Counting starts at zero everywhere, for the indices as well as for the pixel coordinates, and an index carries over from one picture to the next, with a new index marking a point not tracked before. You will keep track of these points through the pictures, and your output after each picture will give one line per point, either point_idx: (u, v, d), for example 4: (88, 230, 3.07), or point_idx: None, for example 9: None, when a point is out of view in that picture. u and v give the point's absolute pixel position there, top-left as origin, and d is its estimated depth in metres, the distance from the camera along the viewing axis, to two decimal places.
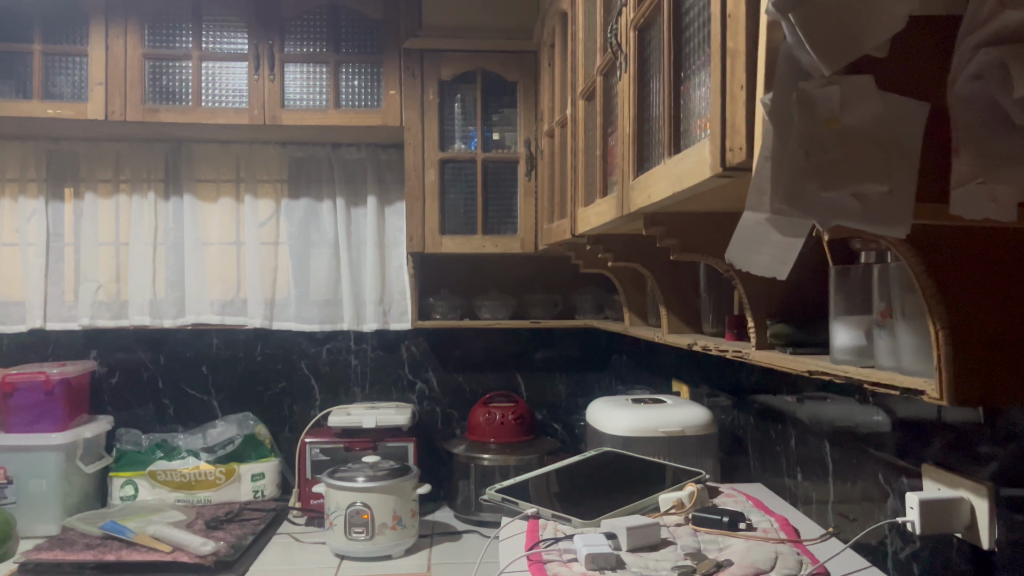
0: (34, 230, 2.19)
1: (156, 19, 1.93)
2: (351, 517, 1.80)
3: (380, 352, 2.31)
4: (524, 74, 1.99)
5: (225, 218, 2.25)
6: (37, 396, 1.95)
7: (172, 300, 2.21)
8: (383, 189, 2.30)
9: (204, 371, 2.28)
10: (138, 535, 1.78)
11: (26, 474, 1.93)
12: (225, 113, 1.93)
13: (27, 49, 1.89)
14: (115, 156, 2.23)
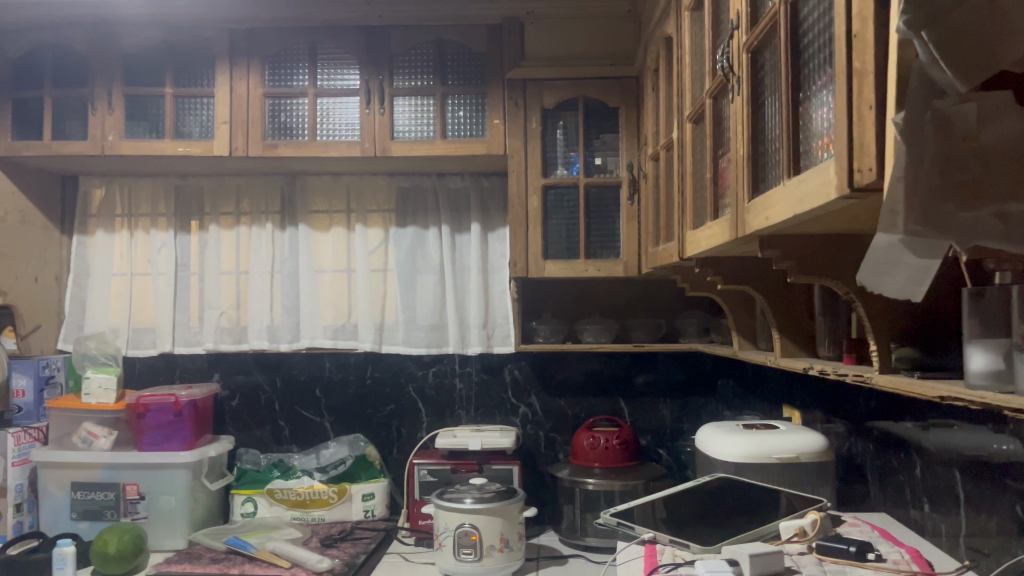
0: (164, 261, 2.34)
1: (275, 60, 2.05)
2: (460, 538, 1.83)
3: (484, 375, 2.34)
4: (626, 98, 1.99)
5: (337, 246, 2.34)
6: (167, 417, 2.06)
7: (288, 325, 2.31)
8: (487, 216, 2.35)
9: (317, 394, 2.36)
10: (259, 551, 1.86)
11: (157, 491, 2.04)
12: (338, 146, 2.02)
13: (160, 93, 2.04)
14: (236, 190, 2.36)
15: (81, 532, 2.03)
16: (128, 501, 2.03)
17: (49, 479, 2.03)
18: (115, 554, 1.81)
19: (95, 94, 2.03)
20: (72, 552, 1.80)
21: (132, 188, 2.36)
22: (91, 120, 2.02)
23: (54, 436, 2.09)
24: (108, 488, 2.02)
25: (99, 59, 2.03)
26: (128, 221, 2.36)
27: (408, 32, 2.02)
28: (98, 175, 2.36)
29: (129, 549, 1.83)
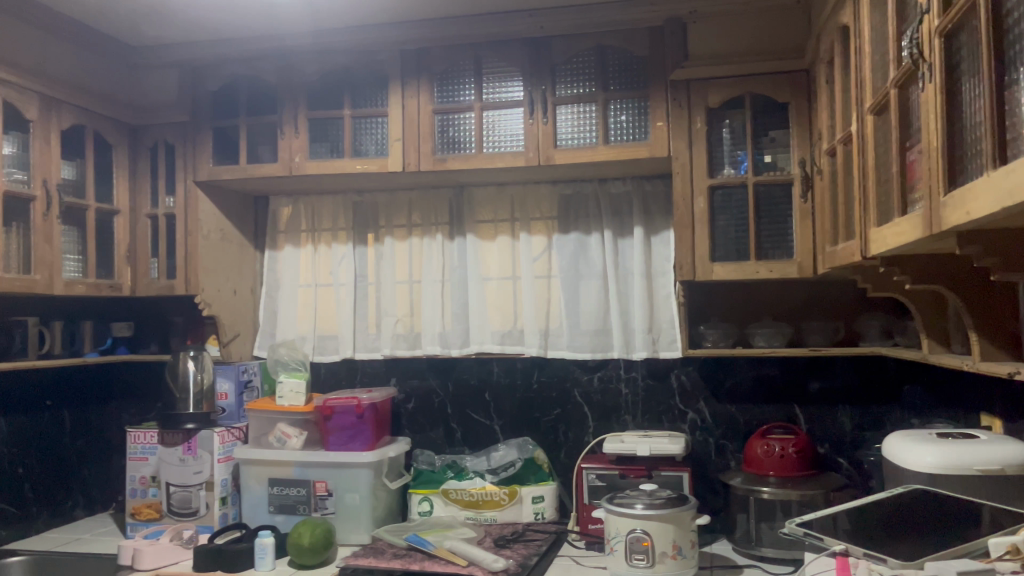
0: (344, 272, 2.50)
1: (443, 78, 2.14)
2: (632, 543, 1.82)
3: (651, 381, 2.31)
4: (796, 92, 1.92)
5: (503, 254, 2.40)
6: (351, 419, 2.19)
7: (459, 331, 2.39)
8: (650, 219, 2.32)
9: (486, 398, 2.42)
10: (437, 548, 1.95)
11: (343, 488, 2.17)
12: (503, 156, 2.07)
13: (339, 115, 2.18)
14: (408, 203, 2.48)
15: (277, 524, 2.19)
16: (318, 497, 2.16)
17: (250, 475, 2.22)
18: (308, 546, 1.94)
19: (283, 119, 2.20)
20: (271, 542, 1.96)
21: (315, 205, 2.54)
22: (280, 143, 2.19)
23: (253, 435, 2.27)
24: (300, 484, 2.16)
25: (285, 87, 2.21)
26: (313, 236, 2.54)
27: (570, 41, 2.05)
28: (285, 195, 2.55)
29: (320, 542, 1.96)
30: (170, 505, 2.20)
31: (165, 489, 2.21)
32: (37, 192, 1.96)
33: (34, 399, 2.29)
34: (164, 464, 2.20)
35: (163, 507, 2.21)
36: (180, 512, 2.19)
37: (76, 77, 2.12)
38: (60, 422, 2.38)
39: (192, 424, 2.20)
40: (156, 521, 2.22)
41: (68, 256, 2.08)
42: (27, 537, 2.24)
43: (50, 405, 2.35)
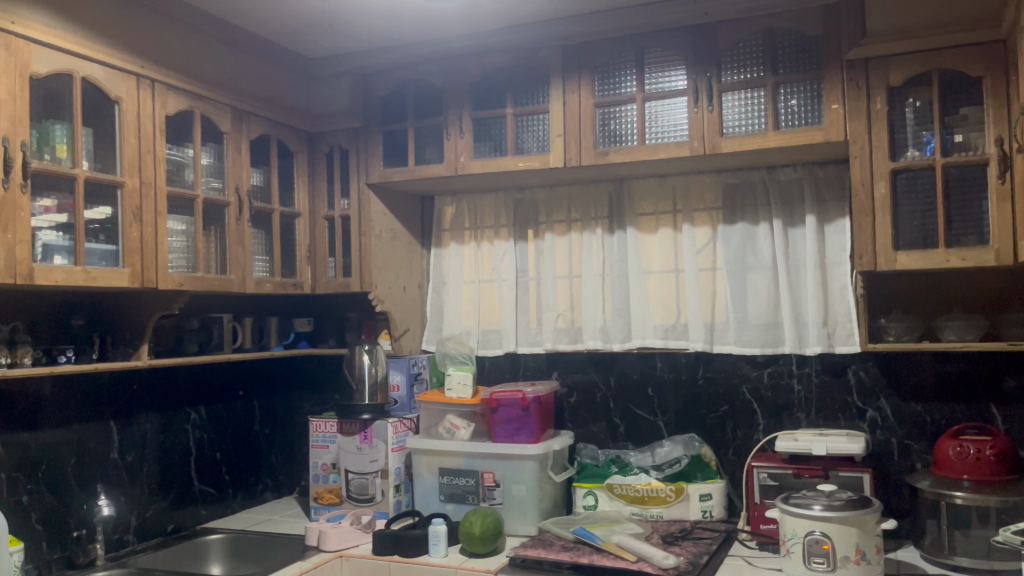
0: (506, 267, 2.54)
1: (604, 71, 2.13)
2: (810, 546, 1.74)
3: (825, 377, 2.19)
4: (992, 67, 1.76)
5: (665, 247, 2.36)
6: (516, 411, 2.23)
7: (620, 326, 2.38)
8: (823, 207, 2.21)
9: (650, 393, 2.36)
10: (605, 542, 1.94)
11: (510, 480, 2.20)
12: (667, 147, 2.03)
13: (502, 113, 2.22)
14: (568, 198, 2.49)
15: (448, 513, 2.26)
16: (486, 487, 2.22)
17: (422, 464, 2.30)
18: (479, 535, 1.99)
19: (449, 120, 2.27)
20: (444, 529, 2.03)
21: (477, 204, 2.60)
22: (446, 144, 2.27)
23: (424, 426, 2.36)
24: (469, 475, 2.22)
25: (451, 89, 2.27)
26: (476, 234, 2.60)
27: (737, 26, 1.98)
28: (450, 195, 2.63)
29: (490, 531, 2.00)
30: (349, 491, 2.32)
31: (345, 475, 2.33)
32: (230, 198, 2.12)
33: (228, 389, 2.48)
34: (343, 452, 2.33)
35: (343, 492, 2.34)
36: (358, 498, 2.31)
37: (262, 90, 2.28)
38: (251, 411, 2.57)
39: (368, 415, 2.32)
40: (337, 506, 2.35)
41: (258, 257, 2.24)
42: (225, 516, 2.44)
43: (242, 395, 2.54)
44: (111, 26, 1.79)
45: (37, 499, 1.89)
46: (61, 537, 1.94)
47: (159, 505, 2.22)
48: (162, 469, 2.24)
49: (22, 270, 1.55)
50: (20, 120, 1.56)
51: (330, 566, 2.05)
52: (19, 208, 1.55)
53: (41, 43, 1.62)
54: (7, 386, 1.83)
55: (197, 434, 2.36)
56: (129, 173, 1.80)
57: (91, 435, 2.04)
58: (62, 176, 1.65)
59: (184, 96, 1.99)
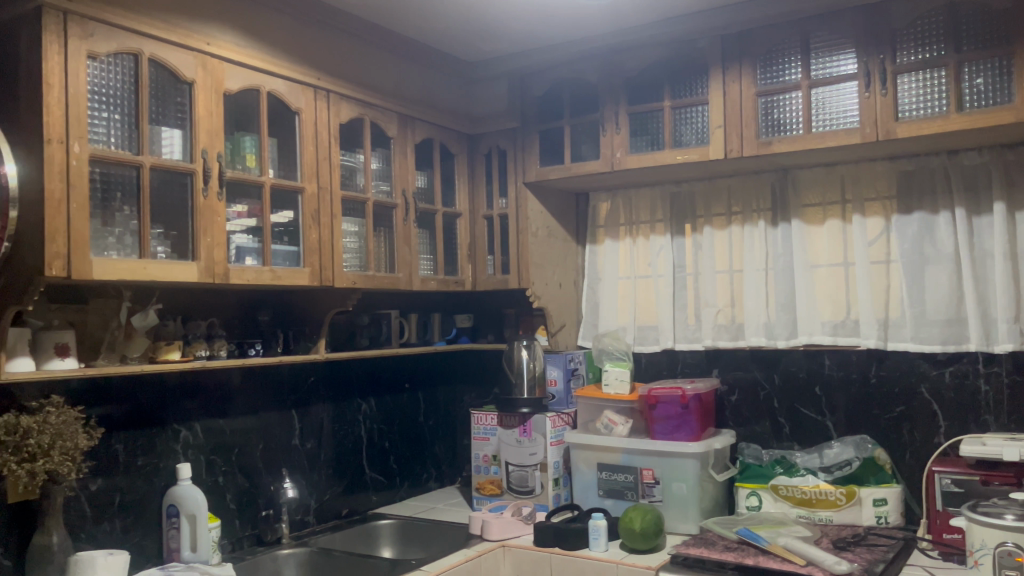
0: (663, 262, 2.52)
1: (766, 58, 2.06)
2: (1001, 558, 1.62)
3: (1019, 377, 2.00)
4: None
5: (834, 239, 2.26)
6: (676, 408, 2.19)
7: (785, 322, 2.30)
8: (1014, 193, 2.03)
9: (818, 392, 2.26)
10: (771, 544, 1.88)
11: (670, 477, 2.18)
12: (836, 135, 1.95)
13: (659, 107, 2.20)
14: (727, 190, 2.43)
15: (608, 508, 2.27)
16: (646, 484, 2.20)
17: (581, 459, 2.32)
18: (640, 532, 1.99)
19: (606, 116, 2.27)
20: (604, 524, 2.04)
21: (633, 199, 2.59)
22: (603, 140, 2.28)
23: (582, 421, 2.38)
24: (628, 471, 2.22)
25: (608, 85, 2.28)
26: (631, 229, 2.59)
27: (915, 2, 1.86)
28: (605, 191, 2.64)
29: (651, 528, 1.99)
30: (510, 483, 2.38)
31: (505, 467, 2.39)
32: (397, 201, 2.22)
33: (395, 382, 2.61)
34: (503, 445, 2.39)
35: (504, 484, 2.39)
36: (519, 490, 2.36)
37: (425, 95, 2.38)
38: (416, 403, 2.69)
39: (527, 409, 2.36)
40: (498, 497, 2.41)
41: (423, 256, 2.34)
42: (394, 502, 2.57)
43: (408, 387, 2.67)
44: (292, 43, 1.93)
45: (231, 480, 2.07)
46: (251, 516, 2.11)
47: (335, 490, 2.37)
48: (338, 456, 2.39)
49: (219, 270, 1.70)
50: (215, 134, 1.71)
51: (494, 555, 2.11)
52: (216, 214, 1.70)
53: (233, 62, 1.77)
54: (205, 377, 2.01)
55: (367, 424, 2.50)
56: (308, 179, 1.93)
57: (275, 423, 2.20)
58: (251, 183, 1.79)
59: (356, 105, 2.10)
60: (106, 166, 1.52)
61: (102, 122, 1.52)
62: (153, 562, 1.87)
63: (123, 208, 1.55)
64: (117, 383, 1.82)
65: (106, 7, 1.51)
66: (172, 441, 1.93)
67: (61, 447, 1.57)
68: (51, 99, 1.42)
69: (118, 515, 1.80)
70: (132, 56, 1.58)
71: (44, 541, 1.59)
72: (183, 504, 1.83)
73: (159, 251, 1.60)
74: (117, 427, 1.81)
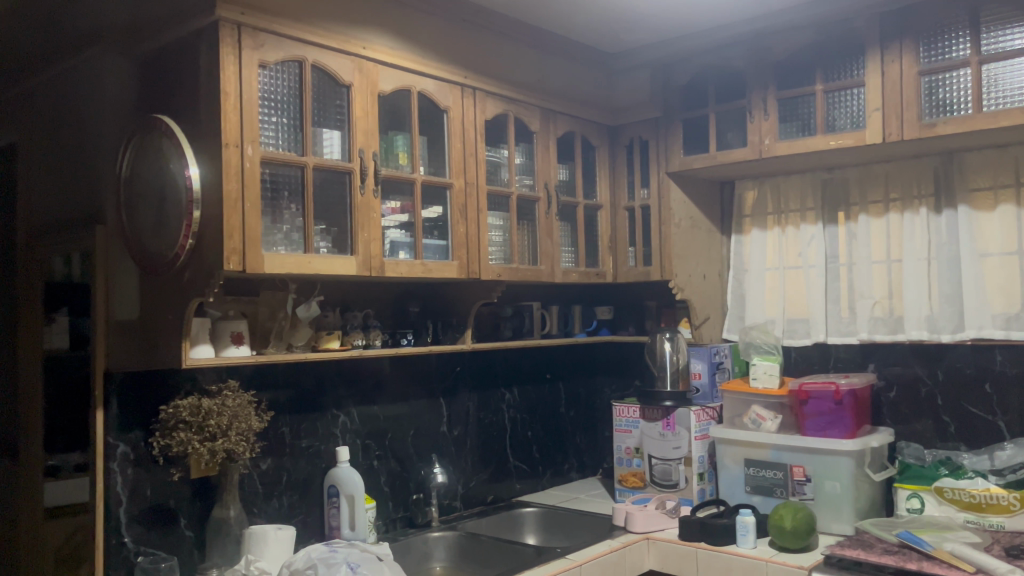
0: (814, 252, 2.43)
1: (930, 34, 1.94)
2: None
3: None
4: None
5: (1006, 225, 2.10)
6: (829, 404, 2.10)
7: (951, 314, 2.16)
8: None
9: (987, 389, 2.11)
10: (936, 550, 1.78)
11: (822, 475, 2.10)
12: (1010, 113, 1.81)
13: (811, 91, 2.12)
14: (885, 176, 2.31)
15: (756, 505, 2.21)
16: (796, 482, 2.13)
17: (727, 454, 2.28)
18: (791, 530, 1.93)
19: (753, 103, 2.22)
20: (752, 521, 1.99)
21: (782, 186, 2.50)
22: (750, 127, 2.22)
23: (728, 415, 2.33)
24: (777, 467, 2.16)
25: (756, 72, 2.22)
26: (780, 218, 2.51)
27: None
28: (751, 179, 2.57)
29: (803, 527, 1.93)
30: (653, 476, 2.36)
31: (649, 460, 2.37)
32: (540, 194, 2.26)
33: (537, 373, 2.66)
34: (646, 438, 2.37)
35: (646, 477, 2.38)
36: (663, 484, 2.33)
37: (567, 88, 2.39)
38: (557, 394, 2.73)
39: (671, 402, 2.33)
40: (641, 489, 2.40)
41: (565, 248, 2.36)
42: (537, 491, 2.62)
43: (550, 378, 2.70)
44: (440, 43, 1.99)
45: (384, 463, 2.17)
46: (403, 499, 2.20)
47: (481, 476, 2.44)
48: (483, 444, 2.45)
49: (376, 263, 1.78)
50: (371, 133, 1.79)
51: (638, 547, 2.11)
52: (372, 210, 1.78)
53: (387, 64, 1.85)
54: (360, 365, 2.12)
55: (511, 414, 2.56)
56: (456, 175, 1.99)
57: (425, 410, 2.29)
58: (404, 180, 1.87)
59: (501, 101, 2.15)
60: (275, 167, 1.63)
61: (271, 126, 1.63)
62: (316, 538, 1.99)
63: (290, 206, 1.65)
64: (283, 370, 1.94)
65: (274, 18, 1.62)
66: (331, 425, 2.04)
67: (237, 428, 1.70)
68: (227, 106, 1.54)
69: (285, 493, 1.93)
70: (296, 63, 1.68)
71: (222, 514, 1.73)
72: (343, 484, 1.93)
73: (321, 247, 1.70)
74: (284, 412, 1.94)
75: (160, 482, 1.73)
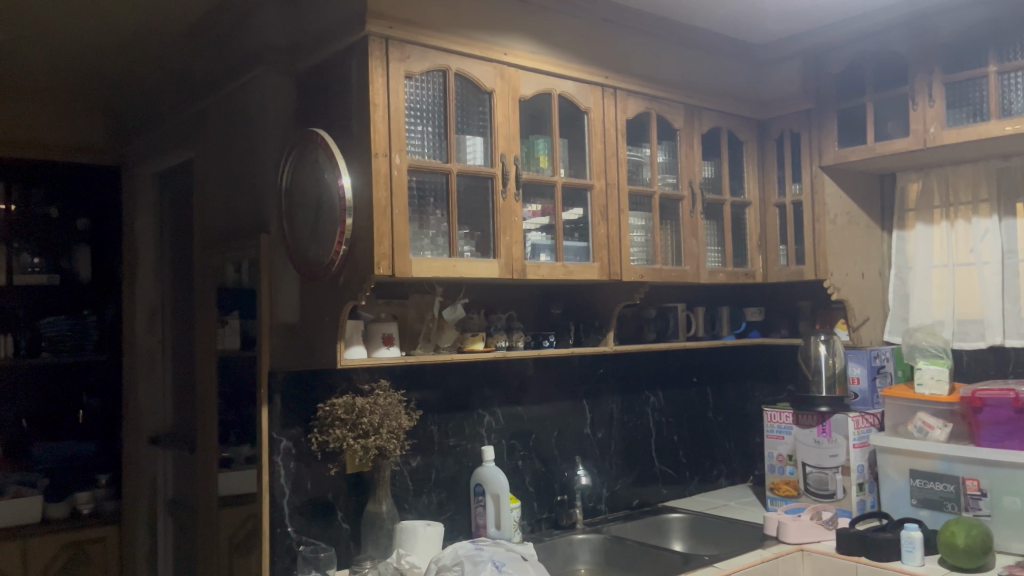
0: (988, 248, 2.23)
1: None
2: None
3: None
4: None
5: None
6: (1006, 412, 1.93)
7: None
8: None
9: None
10: None
11: (1001, 490, 1.92)
12: None
13: (983, 73, 1.95)
14: None
15: (924, 520, 2.05)
16: (969, 496, 1.97)
17: (890, 463, 2.13)
18: (964, 548, 1.78)
19: (917, 89, 2.07)
20: (920, 537, 1.87)
21: (951, 177, 2.32)
22: (913, 116, 2.08)
23: (890, 423, 2.19)
24: (949, 480, 2.00)
25: (920, 56, 2.07)
26: (948, 211, 2.33)
27: None
28: (915, 170, 2.40)
29: (978, 545, 1.78)
30: (807, 485, 2.25)
31: (803, 468, 2.27)
32: (684, 192, 2.21)
33: (683, 375, 2.60)
34: (800, 444, 2.27)
35: (800, 485, 2.28)
36: (818, 493, 2.22)
37: (712, 83, 2.33)
38: (704, 398, 2.66)
39: (826, 408, 2.21)
40: (795, 498, 2.30)
41: (711, 248, 2.30)
42: (684, 496, 2.57)
43: (696, 381, 2.65)
44: (579, 45, 1.99)
45: (529, 464, 2.19)
46: (548, 500, 2.22)
47: (626, 480, 2.42)
48: (627, 447, 2.43)
49: (518, 266, 1.80)
50: (513, 139, 1.81)
51: (792, 558, 2.02)
52: (514, 213, 1.80)
53: (528, 69, 1.86)
54: (505, 366, 2.15)
55: (656, 417, 2.52)
56: (597, 176, 1.98)
57: (568, 412, 2.29)
58: (545, 183, 1.88)
59: (643, 99, 2.12)
60: (422, 175, 1.68)
61: (417, 135, 1.69)
62: (464, 535, 2.04)
63: (435, 212, 1.70)
64: (431, 370, 2.00)
65: (420, 30, 1.67)
66: (477, 425, 2.09)
67: (388, 426, 1.78)
68: (377, 117, 1.60)
69: (434, 489, 1.99)
70: (441, 73, 1.72)
71: (375, 509, 1.80)
72: (488, 483, 1.96)
73: (466, 250, 1.74)
74: (432, 411, 2.00)
75: (319, 475, 1.83)
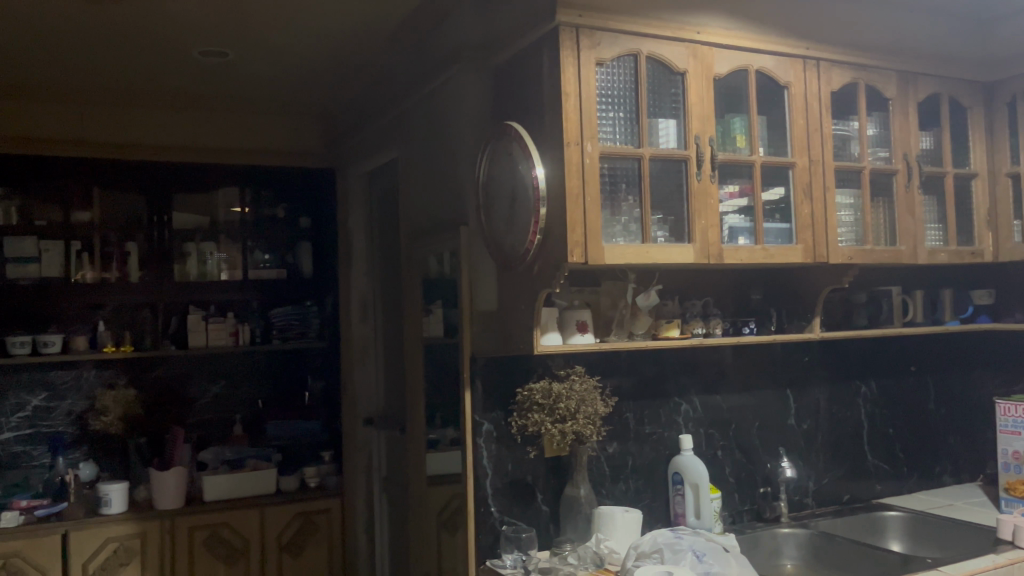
0: None
1: None
2: None
3: None
4: None
5: None
6: None
7: None
8: None
9: None
10: None
11: None
12: None
13: None
14: None
15: None
16: None
17: None
18: None
19: None
20: None
21: None
22: None
23: None
24: None
25: None
26: None
27: None
28: None
29: None
30: None
31: None
32: (898, 166, 2.04)
33: (899, 364, 2.42)
34: None
35: None
36: None
37: (930, 47, 2.13)
38: (924, 388, 2.46)
39: None
40: None
41: (930, 225, 2.11)
42: (902, 493, 2.39)
43: (914, 370, 2.44)
44: (779, 17, 1.89)
45: (729, 454, 2.13)
46: (750, 491, 2.15)
47: (836, 474, 2.29)
48: (836, 439, 2.30)
49: (714, 251, 1.75)
50: (707, 119, 1.76)
51: None
52: (709, 196, 1.75)
53: (723, 46, 1.81)
54: (701, 355, 2.11)
55: (868, 408, 2.36)
56: (799, 152, 1.88)
57: (770, 401, 2.20)
58: (742, 163, 1.81)
59: (849, 69, 1.98)
60: (613, 161, 1.68)
61: (609, 121, 1.69)
62: (662, 523, 2.02)
63: (628, 197, 1.70)
64: (625, 357, 2.00)
65: (611, 15, 1.66)
66: (674, 413, 2.06)
67: (584, 413, 1.80)
68: (569, 106, 1.61)
69: (632, 476, 1.99)
70: (632, 56, 1.71)
71: (574, 493, 1.84)
72: (686, 471, 1.93)
73: (659, 236, 1.72)
74: (628, 398, 2.00)
75: (519, 458, 1.89)
